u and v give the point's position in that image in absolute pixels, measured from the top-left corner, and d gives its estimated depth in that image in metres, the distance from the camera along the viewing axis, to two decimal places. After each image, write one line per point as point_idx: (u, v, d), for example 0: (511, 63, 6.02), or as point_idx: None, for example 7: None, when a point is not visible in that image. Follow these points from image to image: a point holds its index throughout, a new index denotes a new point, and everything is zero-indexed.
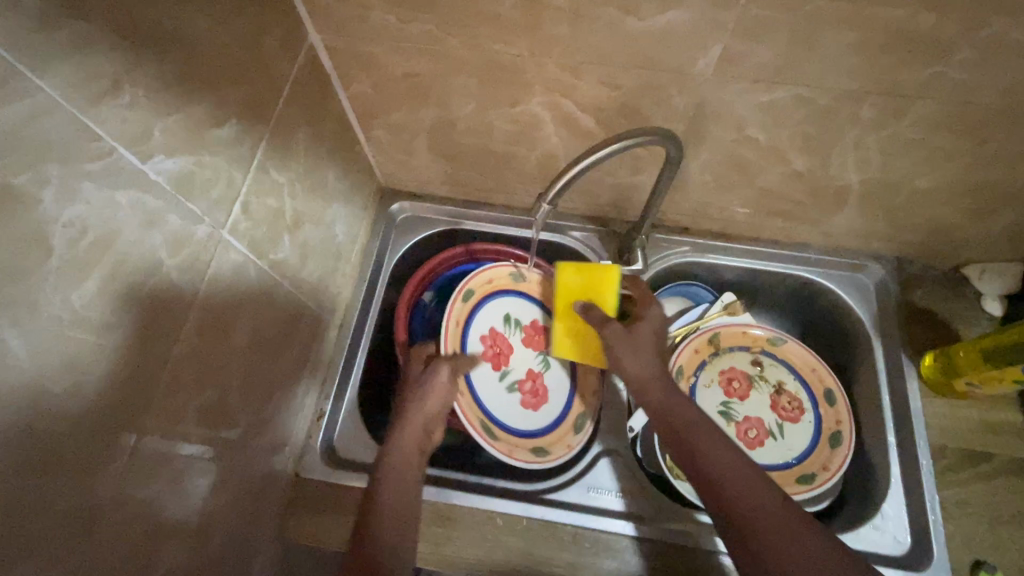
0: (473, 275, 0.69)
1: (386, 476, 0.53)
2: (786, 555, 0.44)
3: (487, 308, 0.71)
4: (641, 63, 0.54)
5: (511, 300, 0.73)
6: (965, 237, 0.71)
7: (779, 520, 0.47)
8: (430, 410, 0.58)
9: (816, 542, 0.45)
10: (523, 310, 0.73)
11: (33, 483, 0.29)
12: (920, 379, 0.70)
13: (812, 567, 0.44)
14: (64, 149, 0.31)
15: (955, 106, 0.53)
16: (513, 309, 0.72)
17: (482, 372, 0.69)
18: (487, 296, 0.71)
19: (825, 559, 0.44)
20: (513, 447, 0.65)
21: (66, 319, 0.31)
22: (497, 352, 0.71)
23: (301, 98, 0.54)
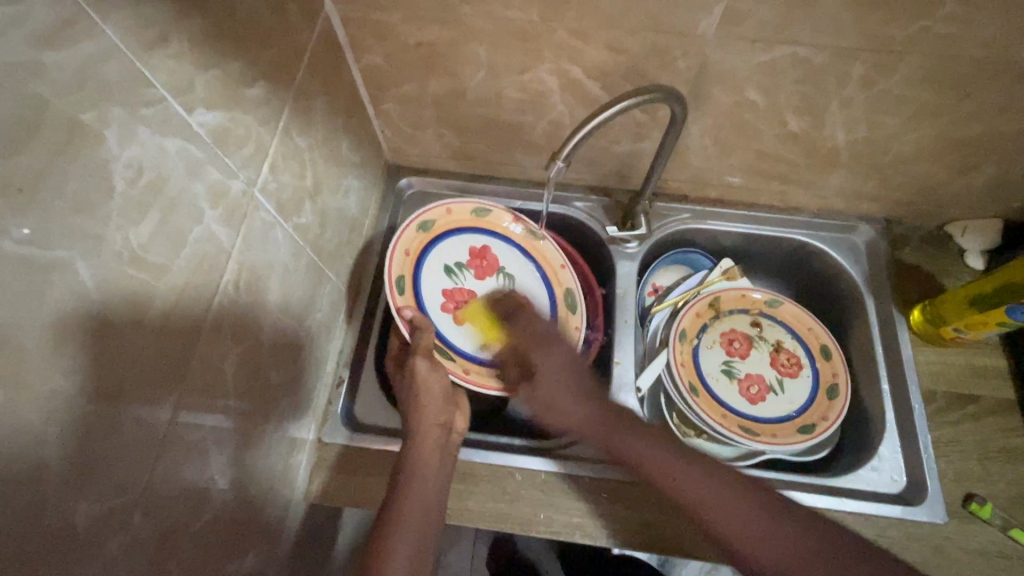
0: (389, 265, 0.70)
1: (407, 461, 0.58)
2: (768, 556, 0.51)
3: (424, 273, 0.73)
4: (651, 26, 0.54)
5: (437, 250, 0.75)
6: (951, 194, 0.73)
7: (781, 538, 0.51)
8: (433, 402, 0.62)
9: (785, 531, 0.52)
10: (454, 250, 0.76)
11: (105, 410, 0.32)
12: (909, 330, 0.73)
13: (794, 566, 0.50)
14: (152, 122, 0.34)
15: (945, 59, 0.54)
16: (448, 258, 0.75)
17: (468, 334, 0.73)
18: (419, 263, 0.73)
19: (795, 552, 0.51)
20: None
21: (126, 255, 0.33)
22: (465, 309, 0.75)
23: (320, 68, 0.57)
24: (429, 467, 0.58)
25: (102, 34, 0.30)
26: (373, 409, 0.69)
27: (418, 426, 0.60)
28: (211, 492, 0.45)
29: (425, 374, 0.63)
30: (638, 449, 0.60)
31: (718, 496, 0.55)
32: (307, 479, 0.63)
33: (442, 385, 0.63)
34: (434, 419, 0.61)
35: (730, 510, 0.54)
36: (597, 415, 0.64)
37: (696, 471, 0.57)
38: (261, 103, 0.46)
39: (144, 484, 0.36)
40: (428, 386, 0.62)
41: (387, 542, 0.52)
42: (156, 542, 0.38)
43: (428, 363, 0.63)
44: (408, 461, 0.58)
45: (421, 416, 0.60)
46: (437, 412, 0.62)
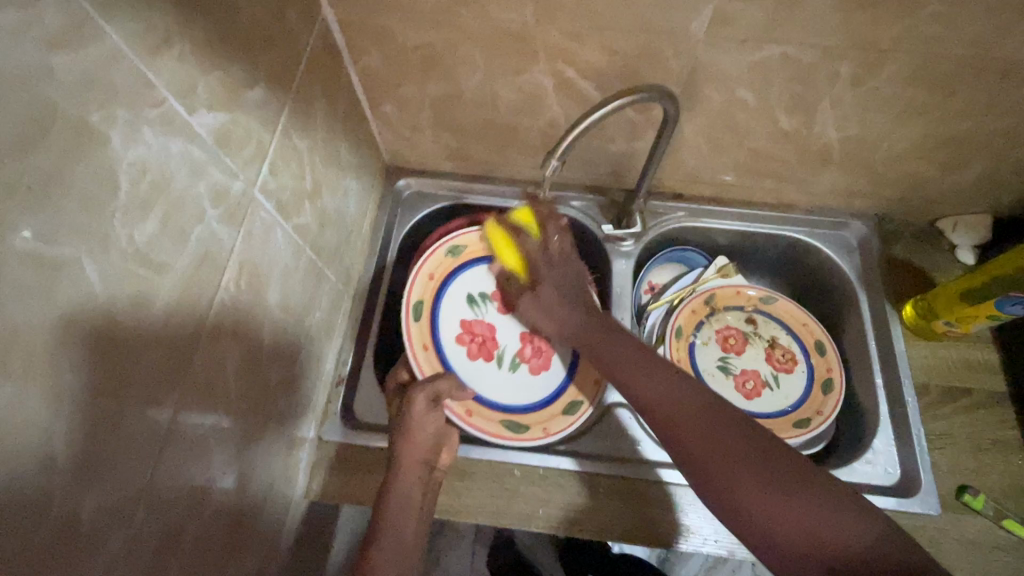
0: (410, 289, 0.74)
1: (388, 503, 0.57)
2: (699, 450, 0.48)
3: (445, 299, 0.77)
4: (642, 27, 0.55)
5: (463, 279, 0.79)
6: (942, 190, 0.74)
7: (718, 438, 0.47)
8: (423, 440, 0.61)
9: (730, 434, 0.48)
10: (479, 279, 0.79)
11: (110, 406, 0.33)
12: (901, 325, 0.74)
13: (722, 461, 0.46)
14: (156, 123, 0.35)
15: (932, 57, 0.55)
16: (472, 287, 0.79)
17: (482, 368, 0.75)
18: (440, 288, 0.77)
19: (732, 451, 0.46)
20: (547, 423, 0.71)
21: (130, 254, 0.33)
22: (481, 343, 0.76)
23: (319, 71, 0.58)
24: (409, 503, 0.58)
25: (108, 38, 0.31)
26: (373, 408, 0.70)
27: (402, 466, 0.59)
28: (213, 488, 0.46)
29: (420, 411, 0.62)
30: (613, 347, 0.61)
31: (669, 396, 0.53)
32: (308, 477, 0.64)
33: (436, 423, 0.62)
34: (421, 457, 0.60)
35: (676, 405, 0.52)
36: (591, 321, 0.65)
37: (660, 372, 0.56)
38: (261, 105, 0.47)
39: (147, 479, 0.37)
40: (421, 426, 0.61)
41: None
42: (160, 535, 0.39)
43: (425, 402, 0.63)
44: (392, 499, 0.57)
45: (408, 452, 0.59)
46: (424, 451, 0.60)
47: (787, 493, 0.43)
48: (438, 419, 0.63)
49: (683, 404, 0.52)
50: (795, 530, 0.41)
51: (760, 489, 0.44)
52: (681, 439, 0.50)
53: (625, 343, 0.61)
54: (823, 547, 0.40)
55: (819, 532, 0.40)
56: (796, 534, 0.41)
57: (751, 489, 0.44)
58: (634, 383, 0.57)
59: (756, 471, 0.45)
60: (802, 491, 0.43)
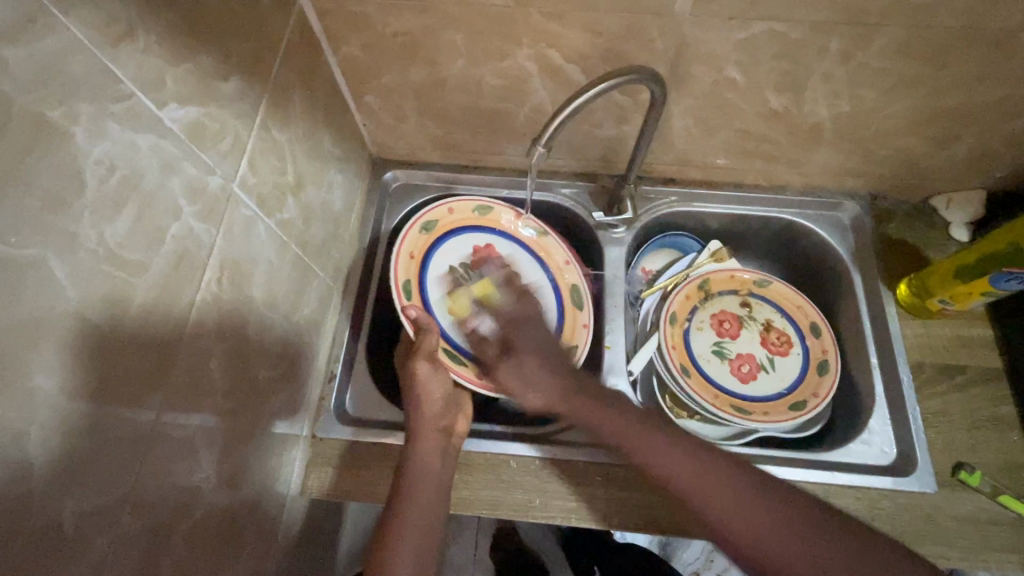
0: (395, 270, 0.69)
1: (408, 472, 0.57)
2: (722, 520, 0.49)
3: (432, 273, 0.73)
4: (625, 7, 0.54)
5: (444, 250, 0.75)
6: (934, 167, 0.73)
7: (734, 501, 0.49)
8: (433, 407, 0.62)
9: (743, 493, 0.49)
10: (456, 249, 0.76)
11: (88, 409, 0.32)
12: (896, 304, 0.74)
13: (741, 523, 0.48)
14: (123, 119, 0.34)
15: (920, 30, 0.54)
16: (454, 258, 0.75)
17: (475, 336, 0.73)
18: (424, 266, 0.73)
19: (747, 514, 0.48)
20: None
21: (101, 253, 0.33)
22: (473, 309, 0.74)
23: (297, 63, 0.56)
24: (429, 463, 0.58)
25: (65, 30, 0.30)
26: (367, 402, 0.70)
27: (418, 435, 0.59)
28: (201, 489, 0.45)
29: (425, 378, 0.63)
30: (604, 418, 0.58)
31: (672, 455, 0.53)
32: (303, 474, 0.64)
33: (442, 386, 0.63)
34: (435, 423, 0.61)
35: (670, 462, 0.52)
36: (560, 379, 0.61)
37: (638, 431, 0.56)
38: (237, 97, 0.46)
39: (131, 482, 0.36)
40: (428, 392, 0.62)
41: (391, 555, 0.53)
42: (147, 538, 0.38)
43: (427, 364, 0.63)
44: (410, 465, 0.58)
45: (423, 419, 0.60)
46: (435, 415, 0.61)
47: (801, 540, 0.46)
48: (444, 380, 0.63)
49: (689, 475, 0.51)
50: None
51: (787, 542, 0.46)
52: (722, 515, 0.49)
53: (611, 410, 0.58)
54: None
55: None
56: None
57: (804, 566, 0.45)
58: (658, 462, 0.53)
59: (772, 521, 0.47)
60: (843, 554, 0.45)
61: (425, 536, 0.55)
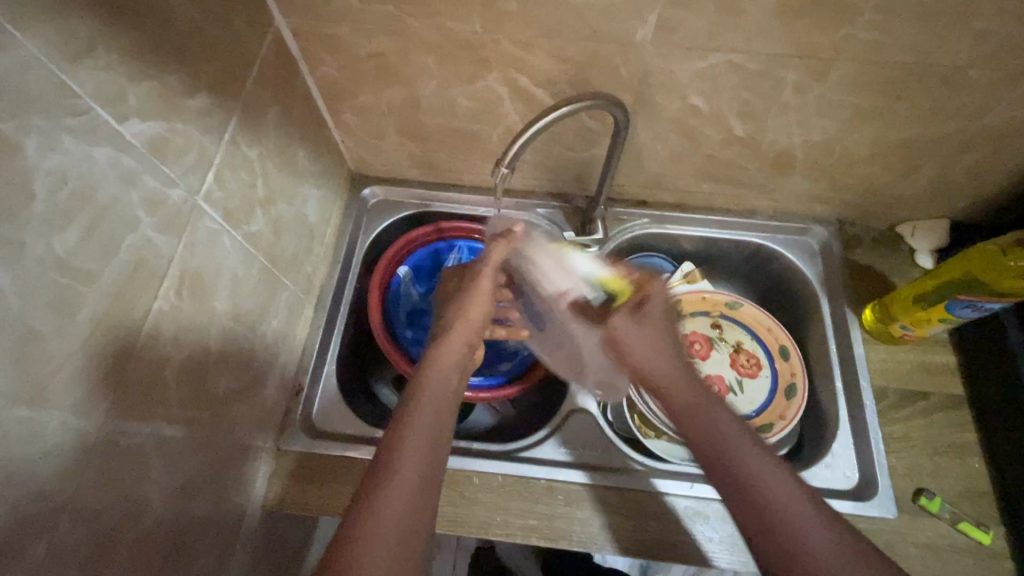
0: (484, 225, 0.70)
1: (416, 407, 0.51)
2: (753, 489, 0.47)
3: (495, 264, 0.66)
4: (588, 36, 0.55)
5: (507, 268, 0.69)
6: (898, 196, 0.75)
7: (763, 473, 0.48)
8: (458, 348, 0.58)
9: (781, 477, 0.48)
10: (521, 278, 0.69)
11: (27, 415, 0.33)
12: (861, 328, 0.75)
13: (773, 503, 0.46)
14: (79, 132, 0.35)
15: (873, 65, 0.55)
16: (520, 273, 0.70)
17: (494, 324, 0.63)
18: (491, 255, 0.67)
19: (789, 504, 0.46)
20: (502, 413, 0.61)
21: (49, 262, 0.33)
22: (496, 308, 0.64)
23: (270, 81, 0.58)
24: (451, 371, 0.56)
25: (19, 48, 0.31)
26: (334, 413, 0.70)
27: (433, 368, 0.55)
28: (151, 498, 0.45)
29: (476, 296, 0.63)
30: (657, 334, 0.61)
31: (715, 420, 0.53)
32: (265, 486, 0.64)
33: (486, 307, 0.63)
34: (456, 364, 0.57)
35: (714, 431, 0.52)
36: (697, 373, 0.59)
37: (658, 349, 0.60)
38: (203, 113, 0.47)
39: (73, 489, 0.37)
40: (456, 336, 0.59)
41: (371, 507, 0.42)
42: (88, 546, 0.38)
43: (488, 283, 0.64)
44: (432, 367, 0.55)
45: (447, 350, 0.58)
46: (470, 332, 0.61)
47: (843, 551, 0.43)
48: (486, 305, 0.63)
49: (725, 433, 0.52)
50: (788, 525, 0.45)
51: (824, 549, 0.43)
52: (738, 470, 0.49)
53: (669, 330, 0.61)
54: None
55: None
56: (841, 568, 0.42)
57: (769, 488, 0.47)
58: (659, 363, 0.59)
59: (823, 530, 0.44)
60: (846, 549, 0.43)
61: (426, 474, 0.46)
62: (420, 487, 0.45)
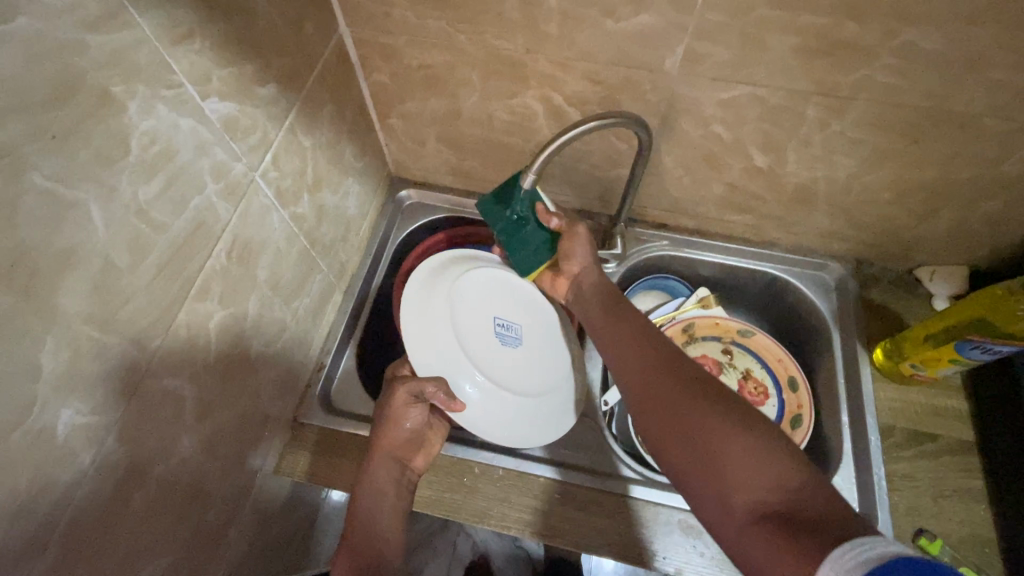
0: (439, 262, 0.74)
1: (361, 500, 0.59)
2: (657, 402, 0.49)
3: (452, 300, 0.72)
4: (621, 62, 0.60)
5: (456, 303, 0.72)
6: (916, 239, 0.76)
7: (662, 385, 0.49)
8: (400, 436, 0.63)
9: (682, 383, 0.48)
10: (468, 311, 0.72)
11: (96, 336, 0.38)
12: (871, 365, 0.75)
13: (672, 412, 0.47)
14: (170, 102, 0.41)
15: (890, 107, 0.58)
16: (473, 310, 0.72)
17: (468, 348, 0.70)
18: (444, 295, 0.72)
19: (686, 404, 0.47)
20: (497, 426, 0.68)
21: (133, 208, 0.39)
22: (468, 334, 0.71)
23: (329, 81, 0.64)
24: (385, 498, 0.60)
25: (137, 26, 0.37)
26: (350, 396, 0.75)
27: (375, 459, 0.61)
28: (183, 437, 0.49)
29: (400, 405, 0.63)
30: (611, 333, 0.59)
31: (634, 343, 0.55)
32: (279, 452, 0.68)
33: (417, 417, 0.64)
34: (394, 451, 0.62)
35: (631, 356, 0.54)
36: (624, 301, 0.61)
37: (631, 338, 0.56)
38: (269, 101, 0.53)
39: (122, 410, 0.41)
40: (398, 423, 0.63)
41: None
42: (126, 466, 0.43)
43: (407, 396, 0.64)
44: (367, 487, 0.60)
45: (384, 442, 0.62)
46: (399, 445, 0.62)
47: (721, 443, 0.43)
48: (419, 415, 0.64)
49: (643, 355, 0.53)
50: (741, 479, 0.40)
51: (707, 438, 0.44)
52: (646, 389, 0.50)
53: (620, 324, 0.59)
54: (733, 497, 0.41)
55: (729, 476, 0.41)
56: (772, 505, 0.39)
57: (716, 442, 0.43)
58: (622, 356, 0.55)
59: (709, 422, 0.44)
60: (726, 439, 0.43)
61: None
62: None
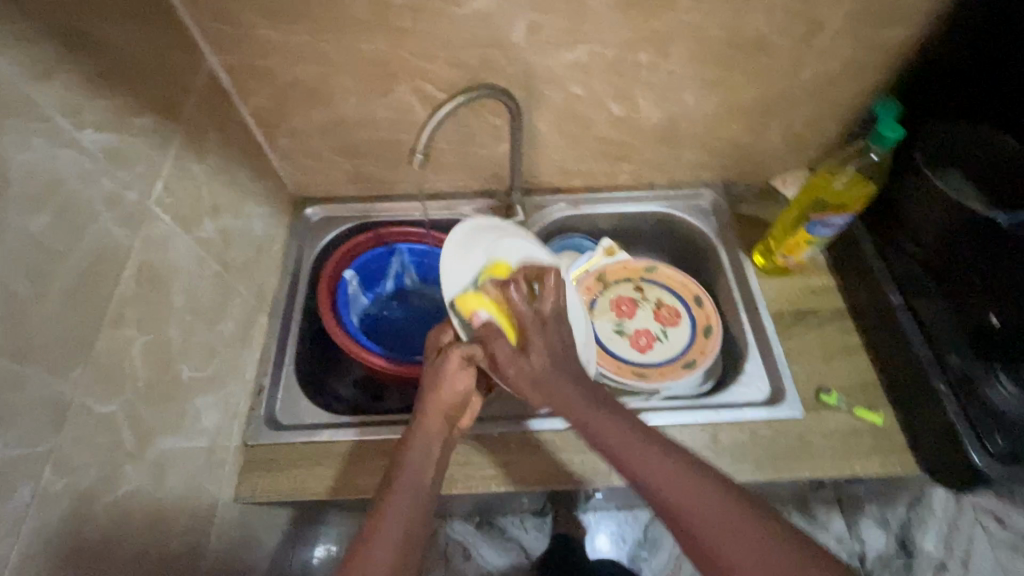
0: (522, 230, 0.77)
1: (410, 455, 0.58)
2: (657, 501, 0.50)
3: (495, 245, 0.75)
4: (474, 43, 0.67)
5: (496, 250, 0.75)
6: (763, 154, 0.89)
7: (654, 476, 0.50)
8: (451, 397, 0.62)
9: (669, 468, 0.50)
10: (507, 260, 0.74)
11: (11, 366, 0.39)
12: (753, 268, 0.86)
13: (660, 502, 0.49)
14: (45, 134, 0.43)
15: (701, 41, 0.69)
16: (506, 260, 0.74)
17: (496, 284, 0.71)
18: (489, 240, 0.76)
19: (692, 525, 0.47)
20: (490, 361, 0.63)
21: (26, 238, 0.40)
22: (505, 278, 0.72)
23: (208, 109, 0.67)
24: (433, 458, 0.59)
25: None
26: (295, 409, 0.75)
27: (427, 418, 0.61)
28: (128, 466, 0.50)
29: (453, 368, 0.62)
30: (591, 420, 0.56)
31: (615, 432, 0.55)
32: (235, 479, 0.68)
33: (467, 380, 0.63)
34: (446, 412, 0.62)
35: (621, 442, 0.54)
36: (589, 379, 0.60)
37: (630, 437, 0.54)
38: (150, 131, 0.55)
39: (55, 440, 0.42)
40: (453, 383, 0.62)
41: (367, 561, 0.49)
42: (73, 497, 0.43)
43: (459, 360, 0.62)
44: (415, 448, 0.59)
45: (436, 402, 0.61)
46: (450, 407, 0.62)
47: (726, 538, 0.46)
48: (470, 378, 0.63)
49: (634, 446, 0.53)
50: (765, 575, 0.43)
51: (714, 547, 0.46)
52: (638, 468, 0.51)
53: (600, 415, 0.56)
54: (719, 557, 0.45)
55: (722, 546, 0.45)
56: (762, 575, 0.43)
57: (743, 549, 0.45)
58: (635, 455, 0.52)
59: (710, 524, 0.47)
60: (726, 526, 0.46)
61: (414, 530, 0.52)
62: (403, 549, 0.50)
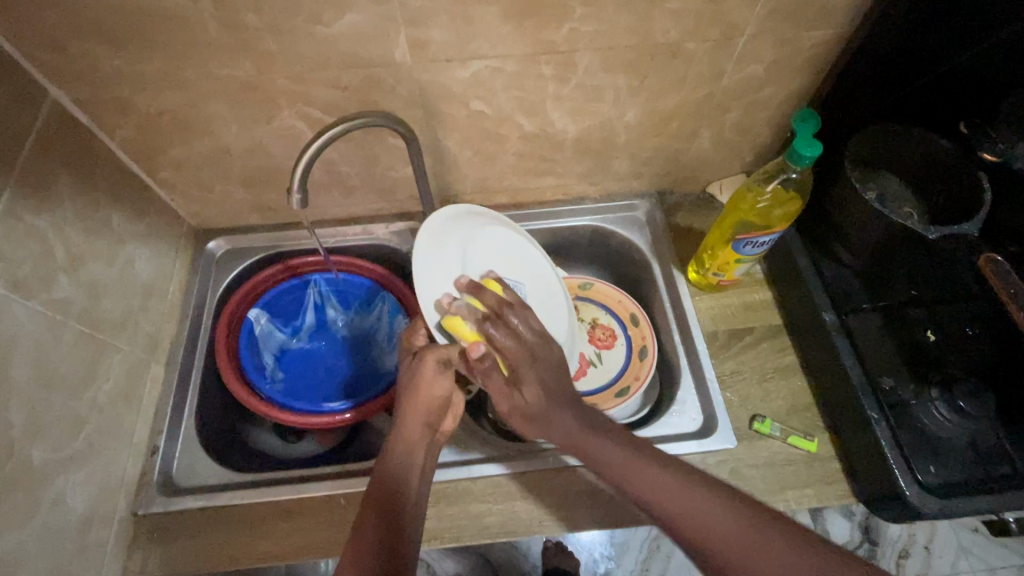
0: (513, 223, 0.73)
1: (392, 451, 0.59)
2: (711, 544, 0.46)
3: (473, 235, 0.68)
4: (352, 63, 0.60)
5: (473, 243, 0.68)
6: (695, 161, 0.83)
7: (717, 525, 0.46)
8: (432, 399, 0.63)
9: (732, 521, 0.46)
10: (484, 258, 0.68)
11: None
12: (687, 284, 0.82)
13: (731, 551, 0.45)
14: None
15: (606, 51, 0.63)
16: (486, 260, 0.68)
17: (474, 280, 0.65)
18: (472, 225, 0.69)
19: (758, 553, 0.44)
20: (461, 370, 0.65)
21: None
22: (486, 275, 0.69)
23: (57, 150, 0.59)
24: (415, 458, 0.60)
25: None
26: (194, 468, 0.69)
27: (407, 418, 0.62)
28: None
29: (430, 374, 0.63)
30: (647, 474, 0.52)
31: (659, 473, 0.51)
32: (121, 556, 0.62)
33: (445, 384, 0.63)
34: (427, 415, 0.63)
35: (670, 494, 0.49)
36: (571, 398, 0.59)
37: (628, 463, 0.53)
38: None
39: None
40: (430, 386, 0.62)
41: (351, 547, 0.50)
42: None
43: (436, 365, 0.63)
44: (397, 448, 0.60)
45: (415, 404, 0.62)
46: (432, 408, 0.63)
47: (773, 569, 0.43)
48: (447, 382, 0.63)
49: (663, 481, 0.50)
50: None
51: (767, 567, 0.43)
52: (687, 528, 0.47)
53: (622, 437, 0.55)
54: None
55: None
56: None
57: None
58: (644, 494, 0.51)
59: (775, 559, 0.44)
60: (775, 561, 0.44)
61: (391, 524, 0.52)
62: (383, 540, 0.50)
